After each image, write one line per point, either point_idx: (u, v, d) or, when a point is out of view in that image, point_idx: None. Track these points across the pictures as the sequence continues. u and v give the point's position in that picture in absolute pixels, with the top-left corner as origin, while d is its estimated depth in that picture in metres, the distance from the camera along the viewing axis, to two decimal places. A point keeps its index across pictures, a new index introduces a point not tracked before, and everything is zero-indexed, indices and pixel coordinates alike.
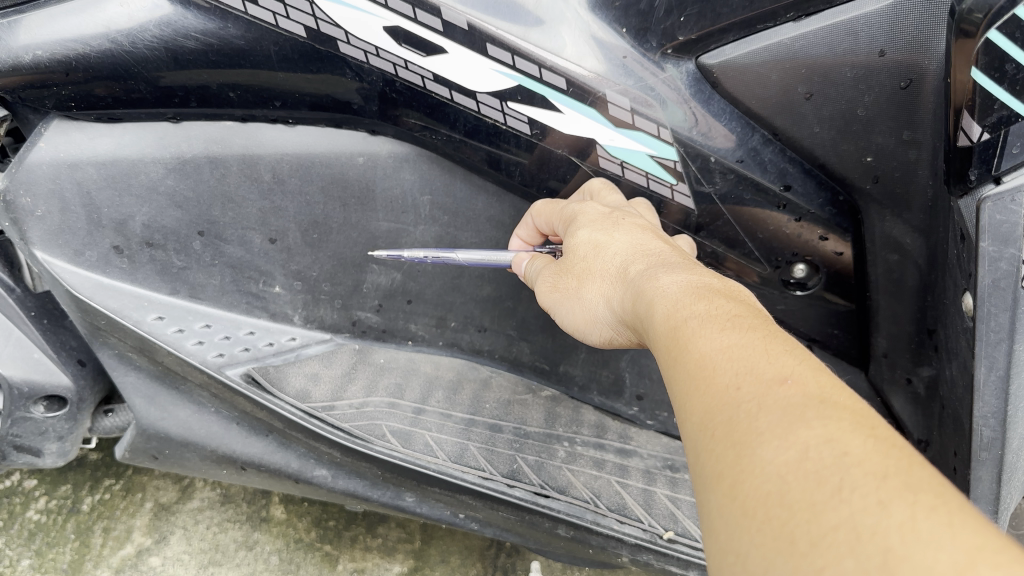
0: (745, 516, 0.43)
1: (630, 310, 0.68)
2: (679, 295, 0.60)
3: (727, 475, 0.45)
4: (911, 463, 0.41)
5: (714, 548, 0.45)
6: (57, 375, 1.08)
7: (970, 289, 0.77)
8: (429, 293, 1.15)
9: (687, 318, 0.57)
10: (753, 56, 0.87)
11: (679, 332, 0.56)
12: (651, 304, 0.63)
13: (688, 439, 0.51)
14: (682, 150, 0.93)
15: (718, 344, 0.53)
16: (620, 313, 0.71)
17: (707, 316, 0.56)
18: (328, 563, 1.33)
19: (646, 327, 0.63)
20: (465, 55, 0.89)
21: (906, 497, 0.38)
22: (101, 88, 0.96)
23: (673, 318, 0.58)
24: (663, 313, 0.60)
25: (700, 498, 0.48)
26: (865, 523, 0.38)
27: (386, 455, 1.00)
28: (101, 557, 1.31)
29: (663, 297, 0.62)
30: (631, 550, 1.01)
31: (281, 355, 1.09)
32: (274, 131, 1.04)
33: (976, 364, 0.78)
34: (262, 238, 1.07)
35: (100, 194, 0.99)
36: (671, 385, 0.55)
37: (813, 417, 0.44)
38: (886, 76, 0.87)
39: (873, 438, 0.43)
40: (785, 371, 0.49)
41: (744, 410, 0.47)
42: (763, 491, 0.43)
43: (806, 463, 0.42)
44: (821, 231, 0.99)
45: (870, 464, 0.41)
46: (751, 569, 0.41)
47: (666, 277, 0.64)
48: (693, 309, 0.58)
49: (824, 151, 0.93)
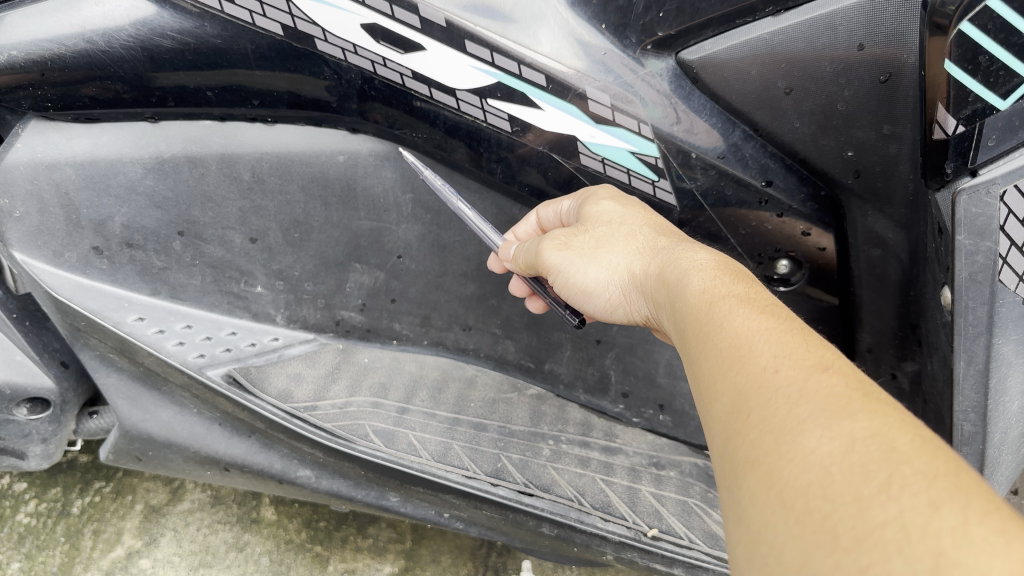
0: (783, 505, 0.42)
1: (655, 277, 0.67)
2: (714, 274, 0.60)
3: (764, 461, 0.45)
4: (961, 465, 0.39)
5: (746, 537, 0.44)
6: (40, 377, 1.07)
7: (949, 282, 0.77)
8: (413, 292, 1.15)
9: (722, 298, 0.56)
10: (732, 50, 0.86)
11: (712, 311, 0.56)
12: (681, 276, 0.62)
13: (719, 424, 0.50)
14: (663, 146, 0.92)
15: (756, 327, 0.52)
16: (639, 286, 0.71)
17: (744, 298, 0.56)
18: (319, 563, 1.33)
19: (673, 296, 0.62)
20: (444, 51, 0.89)
21: (957, 498, 0.37)
22: (90, 90, 0.99)
23: (708, 296, 0.57)
24: (697, 289, 0.59)
25: (731, 484, 0.47)
26: (915, 522, 0.36)
27: (368, 455, 1.00)
28: (91, 560, 1.31)
29: (696, 270, 0.62)
30: (615, 547, 1.00)
31: (264, 355, 1.08)
32: (253, 130, 1.06)
33: (955, 358, 0.77)
34: (242, 237, 1.08)
35: (79, 195, 1.00)
36: (701, 364, 0.54)
37: (858, 409, 0.43)
38: (865, 70, 0.85)
39: (921, 436, 0.41)
40: (827, 361, 0.48)
41: (783, 397, 0.46)
42: (804, 481, 0.42)
43: (851, 455, 0.41)
44: (803, 226, 0.98)
45: (918, 461, 0.39)
46: (789, 562, 0.40)
47: (701, 251, 0.65)
48: (729, 291, 0.57)
49: (806, 146, 0.92)
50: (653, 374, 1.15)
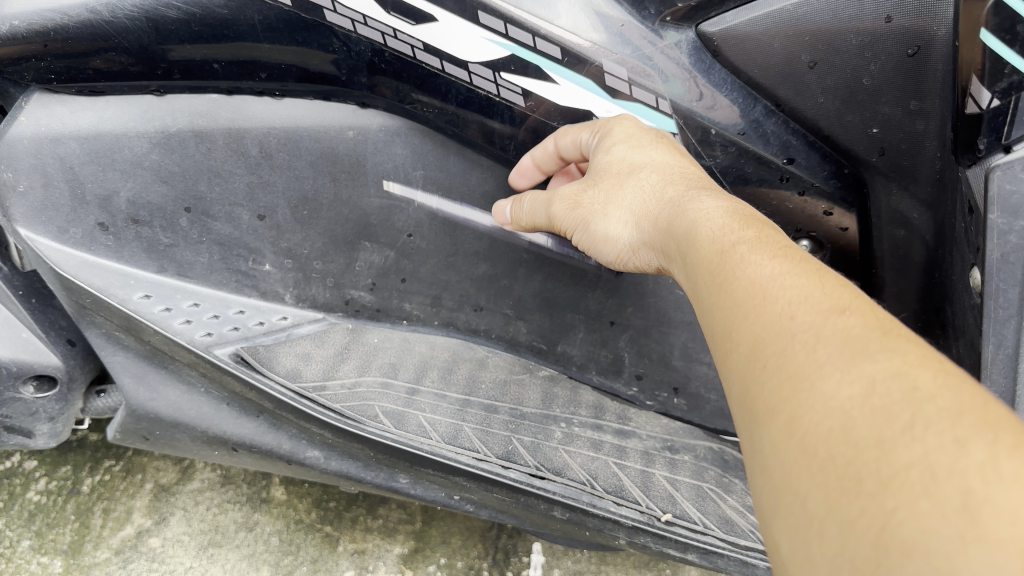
0: (803, 452, 0.40)
1: (664, 229, 0.66)
2: (725, 221, 0.58)
3: (783, 409, 0.43)
4: (986, 400, 0.38)
5: (770, 484, 0.43)
6: (46, 355, 1.06)
7: (979, 264, 0.74)
8: (424, 272, 1.13)
9: (733, 246, 0.54)
10: (754, 22, 0.84)
11: (725, 259, 0.54)
12: (691, 226, 0.61)
13: (736, 373, 0.48)
14: (682, 122, 0.90)
15: (769, 271, 0.50)
16: (647, 238, 0.70)
17: (757, 243, 0.54)
18: (328, 544, 1.32)
19: (683, 246, 0.61)
20: (457, 23, 0.87)
21: (985, 435, 0.35)
22: (99, 62, 0.96)
23: (719, 245, 0.55)
24: (707, 237, 0.57)
25: (751, 434, 0.45)
26: (941, 461, 0.35)
27: (378, 436, 0.97)
28: (100, 539, 1.30)
29: (706, 218, 0.60)
30: (629, 532, 0.96)
31: (272, 335, 1.08)
32: (260, 104, 1.03)
33: (983, 342, 0.73)
34: (250, 214, 1.06)
35: (84, 169, 0.98)
36: (715, 314, 0.52)
37: (876, 350, 0.41)
38: (893, 43, 0.82)
39: (943, 372, 0.40)
40: (843, 303, 0.46)
41: (801, 342, 0.45)
42: (825, 425, 0.40)
43: (873, 397, 0.39)
44: (826, 206, 0.95)
45: (942, 400, 0.37)
46: (812, 509, 0.39)
47: (710, 199, 0.63)
48: (741, 235, 0.55)
49: (829, 122, 0.89)
50: (669, 357, 1.13)
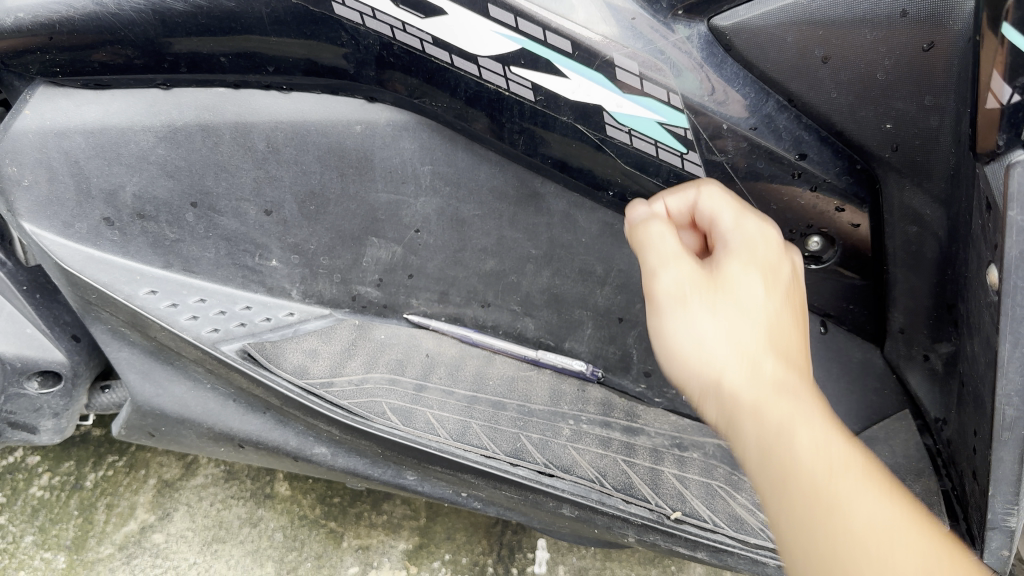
0: None
1: (773, 462, 0.61)
2: (824, 437, 0.61)
3: None
4: None
5: None
6: (51, 350, 1.05)
7: (997, 262, 0.74)
8: (431, 267, 1.12)
9: (840, 474, 0.59)
10: (767, 16, 0.83)
11: (837, 490, 0.58)
12: (794, 445, 0.60)
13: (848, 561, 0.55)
14: (693, 117, 0.90)
15: (881, 524, 0.57)
16: (741, 410, 0.63)
17: (866, 475, 0.59)
18: (333, 539, 1.31)
19: (779, 478, 0.60)
20: (467, 16, 0.87)
21: None
22: (100, 56, 0.96)
23: (825, 470, 0.59)
24: (808, 454, 0.60)
25: None
26: None
27: (386, 432, 0.96)
28: (104, 534, 1.29)
29: (809, 447, 0.60)
30: (637, 530, 0.95)
31: (279, 331, 1.06)
32: (268, 98, 1.03)
33: (1000, 341, 0.74)
34: (257, 209, 1.06)
35: (89, 163, 0.97)
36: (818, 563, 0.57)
37: None
38: (909, 37, 0.80)
39: None
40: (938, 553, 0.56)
41: None
42: None
43: None
44: (837, 203, 0.95)
45: None
46: None
47: (808, 430, 0.61)
48: (841, 459, 0.60)
49: (843, 117, 0.88)
50: None
